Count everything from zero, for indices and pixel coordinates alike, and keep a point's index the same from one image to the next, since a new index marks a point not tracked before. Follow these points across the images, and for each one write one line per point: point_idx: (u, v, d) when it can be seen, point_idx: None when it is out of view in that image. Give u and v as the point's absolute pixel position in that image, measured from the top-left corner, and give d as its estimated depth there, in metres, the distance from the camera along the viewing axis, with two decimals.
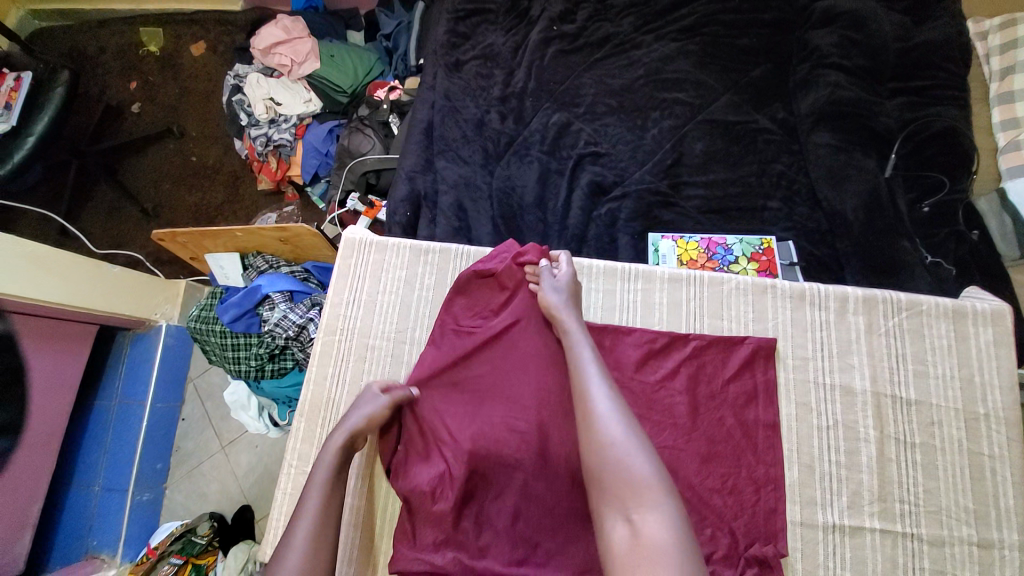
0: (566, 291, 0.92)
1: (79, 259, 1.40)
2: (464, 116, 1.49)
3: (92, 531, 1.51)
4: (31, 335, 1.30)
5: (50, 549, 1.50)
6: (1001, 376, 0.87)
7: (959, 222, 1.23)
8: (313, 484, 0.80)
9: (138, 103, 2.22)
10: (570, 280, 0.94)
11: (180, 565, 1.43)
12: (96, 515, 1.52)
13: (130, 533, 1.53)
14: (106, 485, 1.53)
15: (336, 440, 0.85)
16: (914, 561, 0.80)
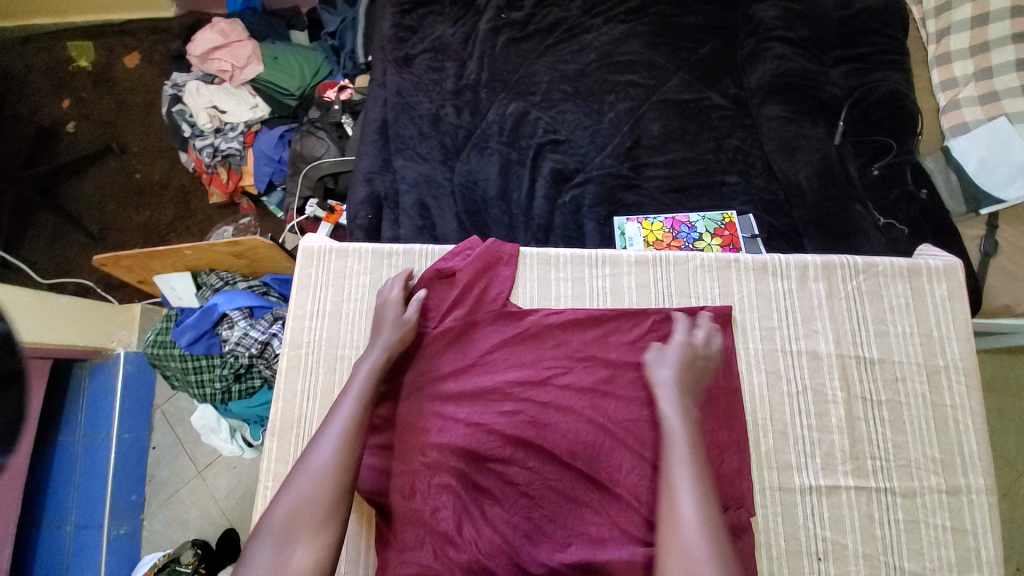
0: (674, 364, 0.83)
1: (21, 291, 1.33)
2: (419, 112, 1.45)
3: (69, 570, 1.44)
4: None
5: None
6: (957, 329, 0.91)
7: (907, 182, 1.27)
8: (346, 392, 0.81)
9: (73, 122, 2.08)
10: (682, 351, 0.85)
11: None
12: (72, 553, 1.46)
13: (110, 566, 1.48)
14: (79, 522, 1.47)
15: (376, 354, 0.87)
16: (890, 513, 0.83)
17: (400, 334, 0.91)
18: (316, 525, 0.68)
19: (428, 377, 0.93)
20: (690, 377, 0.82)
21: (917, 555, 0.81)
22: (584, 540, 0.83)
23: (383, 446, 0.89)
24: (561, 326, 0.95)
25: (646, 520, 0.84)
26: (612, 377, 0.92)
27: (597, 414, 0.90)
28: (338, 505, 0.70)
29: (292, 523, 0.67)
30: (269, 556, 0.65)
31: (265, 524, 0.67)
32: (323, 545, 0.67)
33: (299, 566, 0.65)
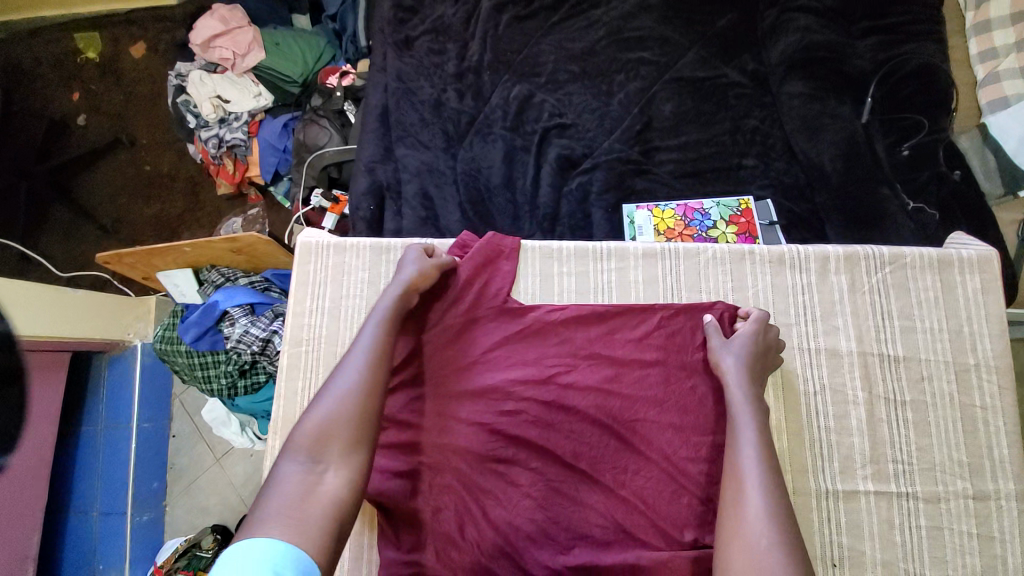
0: (743, 353, 0.82)
1: (36, 285, 1.33)
2: (420, 97, 1.40)
3: (97, 555, 1.50)
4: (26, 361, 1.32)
5: None
6: (989, 324, 0.85)
7: (940, 163, 1.18)
8: (367, 327, 0.80)
9: (84, 115, 2.09)
10: (753, 342, 0.83)
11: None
12: (98, 540, 1.51)
13: (134, 553, 1.53)
14: (103, 510, 1.51)
15: (396, 291, 0.86)
16: (912, 519, 0.79)
17: (422, 270, 0.89)
18: (345, 448, 0.67)
19: (429, 373, 0.90)
20: (758, 367, 0.82)
21: (939, 563, 0.77)
22: (588, 543, 0.81)
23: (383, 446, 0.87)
24: (564, 326, 0.91)
25: (653, 523, 0.82)
26: (618, 375, 0.88)
27: (605, 413, 0.87)
28: (366, 430, 0.69)
29: (321, 444, 0.66)
30: (297, 474, 0.63)
31: (292, 446, 0.66)
32: (353, 468, 0.66)
33: (331, 487, 0.63)
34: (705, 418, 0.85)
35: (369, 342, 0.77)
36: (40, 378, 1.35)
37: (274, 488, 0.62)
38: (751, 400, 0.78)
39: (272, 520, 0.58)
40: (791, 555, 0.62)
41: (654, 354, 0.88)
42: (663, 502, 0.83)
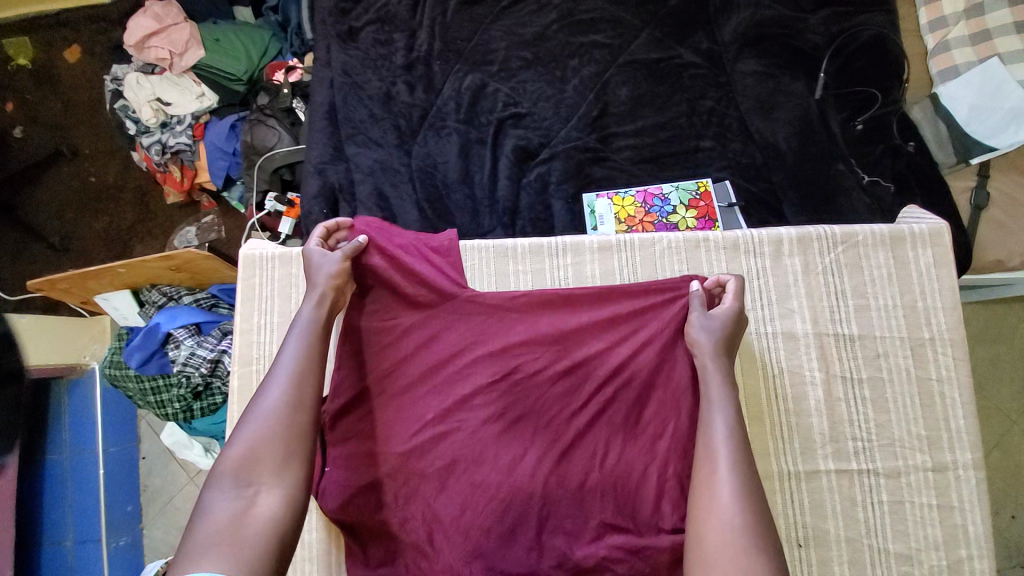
0: (714, 322, 0.79)
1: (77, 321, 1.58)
2: (368, 92, 1.34)
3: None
4: None
5: None
6: (943, 296, 0.85)
7: (893, 136, 1.19)
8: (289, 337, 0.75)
9: (21, 126, 1.95)
10: (733, 317, 0.79)
11: None
12: (74, 571, 1.43)
13: None
14: (78, 538, 1.44)
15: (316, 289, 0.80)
16: (873, 495, 0.80)
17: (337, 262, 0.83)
18: (276, 467, 0.64)
19: (385, 378, 0.87)
20: (730, 337, 0.78)
21: (901, 535, 0.79)
22: (560, 534, 0.79)
23: (344, 457, 0.84)
24: (525, 324, 0.88)
25: (622, 505, 0.80)
26: (583, 361, 0.86)
27: (572, 401, 0.85)
28: (298, 444, 0.67)
29: (248, 469, 0.63)
30: (227, 502, 0.61)
31: (216, 474, 0.63)
32: (288, 484, 0.64)
33: (264, 510, 0.61)
34: (674, 397, 0.83)
35: (293, 351, 0.73)
36: None
37: (200, 521, 0.60)
38: (725, 373, 0.74)
39: (201, 554, 0.56)
40: (757, 528, 0.60)
41: (617, 339, 0.87)
42: (632, 485, 0.80)
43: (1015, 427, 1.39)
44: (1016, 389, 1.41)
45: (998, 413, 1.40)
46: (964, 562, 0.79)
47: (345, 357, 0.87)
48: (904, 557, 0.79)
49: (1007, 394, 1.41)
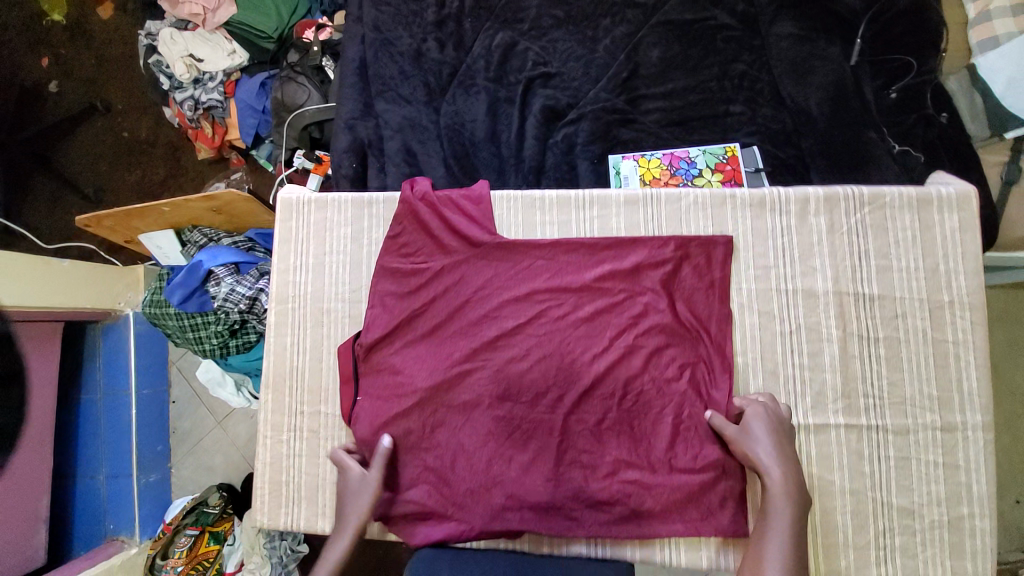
0: (779, 451, 0.77)
1: (109, 268, 1.60)
2: (399, 49, 1.35)
3: (108, 514, 1.59)
4: (31, 337, 1.36)
5: (71, 539, 1.58)
6: (967, 261, 0.84)
7: (927, 105, 1.16)
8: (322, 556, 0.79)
9: (56, 81, 2.00)
10: (777, 424, 0.79)
11: (198, 535, 1.54)
12: (107, 501, 1.59)
13: (144, 513, 1.62)
14: (110, 473, 1.59)
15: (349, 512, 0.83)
16: (881, 451, 0.82)
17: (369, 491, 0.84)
18: None
19: (413, 320, 0.92)
20: (801, 485, 0.75)
21: (905, 490, 0.82)
22: (577, 467, 0.87)
23: (377, 388, 0.90)
24: (552, 274, 0.91)
25: (635, 441, 0.86)
26: (607, 306, 0.89)
27: (593, 344, 0.89)
28: None
29: None
30: None
31: None
32: None
33: None
34: (693, 346, 0.87)
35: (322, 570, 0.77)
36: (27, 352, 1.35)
37: None
38: (793, 518, 0.72)
39: None
40: None
41: (642, 287, 0.88)
42: (648, 422, 0.86)
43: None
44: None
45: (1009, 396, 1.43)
46: (965, 519, 0.81)
47: (383, 295, 0.93)
48: (906, 511, 0.81)
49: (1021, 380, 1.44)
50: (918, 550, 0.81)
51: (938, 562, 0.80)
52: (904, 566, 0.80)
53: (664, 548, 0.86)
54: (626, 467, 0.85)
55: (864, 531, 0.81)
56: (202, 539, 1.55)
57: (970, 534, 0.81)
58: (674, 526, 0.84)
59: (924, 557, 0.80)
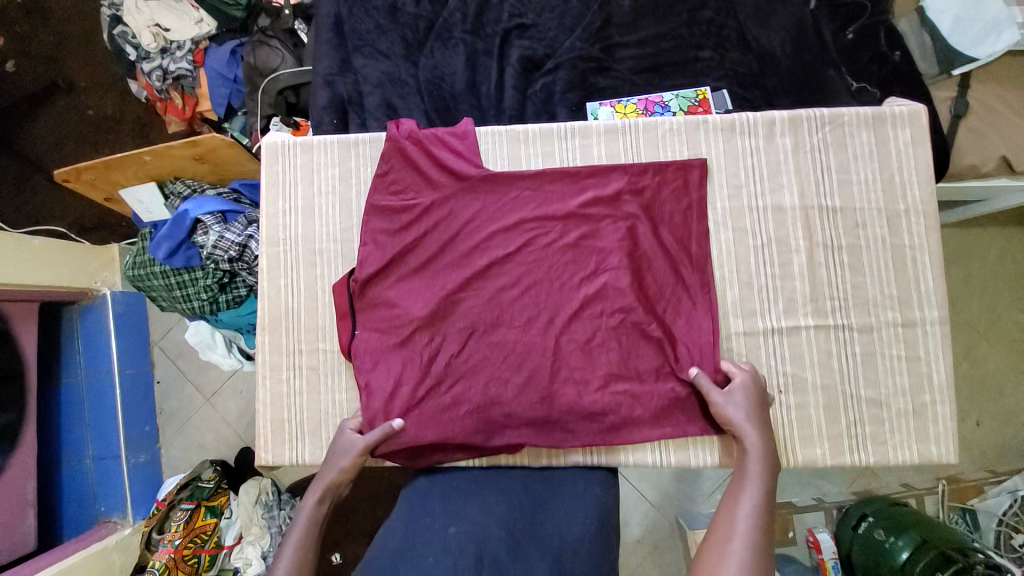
0: (755, 417, 0.82)
1: (86, 253, 1.57)
2: (374, 4, 1.34)
3: (98, 498, 1.58)
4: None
5: (60, 522, 1.57)
6: (918, 171, 0.92)
7: (881, 44, 1.22)
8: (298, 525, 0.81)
9: (12, 61, 1.87)
10: (752, 392, 0.84)
11: (193, 510, 1.47)
12: (97, 484, 1.58)
13: (135, 492, 1.60)
14: (97, 455, 1.58)
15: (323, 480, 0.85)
16: (848, 348, 0.90)
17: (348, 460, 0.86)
18: None
19: (404, 256, 0.94)
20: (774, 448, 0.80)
21: (872, 383, 0.89)
22: (571, 385, 0.91)
23: (373, 320, 0.93)
24: (539, 203, 0.94)
25: (625, 355, 0.90)
26: (592, 231, 0.93)
27: (580, 269, 0.93)
28: None
29: None
30: None
31: None
32: None
33: None
34: (675, 264, 0.92)
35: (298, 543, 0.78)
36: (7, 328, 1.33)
37: None
38: (762, 476, 0.77)
39: None
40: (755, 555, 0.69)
41: (623, 212, 0.93)
42: (635, 339, 0.91)
43: (983, 340, 1.54)
44: (984, 305, 1.54)
45: (967, 327, 1.55)
46: (928, 406, 0.89)
47: (374, 232, 0.95)
48: (874, 401, 0.89)
49: (977, 311, 1.55)
50: (887, 437, 0.89)
51: (904, 446, 0.88)
52: (875, 452, 0.88)
53: (654, 451, 0.92)
54: (615, 380, 0.90)
55: (836, 423, 0.89)
56: (198, 514, 1.48)
57: (933, 419, 0.88)
58: (660, 427, 0.90)
59: (893, 442, 0.88)
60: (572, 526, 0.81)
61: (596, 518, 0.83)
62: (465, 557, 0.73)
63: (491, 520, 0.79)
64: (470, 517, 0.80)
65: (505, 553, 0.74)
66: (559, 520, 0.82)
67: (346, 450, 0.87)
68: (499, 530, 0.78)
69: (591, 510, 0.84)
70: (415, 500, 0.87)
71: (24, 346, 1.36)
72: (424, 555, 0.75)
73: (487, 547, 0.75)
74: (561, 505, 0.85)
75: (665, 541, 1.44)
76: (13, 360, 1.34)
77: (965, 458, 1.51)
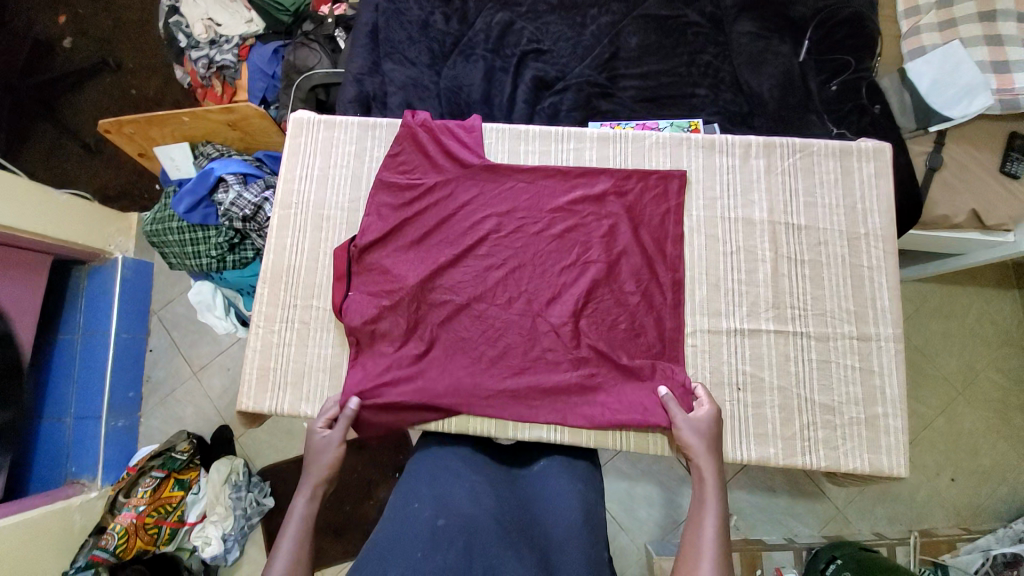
0: (710, 445, 0.85)
1: (104, 215, 1.61)
2: (408, 18, 1.49)
3: (70, 458, 1.52)
4: (9, 267, 1.32)
5: (29, 476, 1.52)
6: (880, 201, 1.01)
7: (862, 97, 1.32)
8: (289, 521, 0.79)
9: (70, 38, 1.97)
10: (713, 421, 0.88)
11: (163, 479, 1.44)
12: (72, 444, 1.53)
13: (108, 457, 1.55)
14: (78, 414, 1.53)
15: (312, 480, 0.86)
16: (805, 353, 0.96)
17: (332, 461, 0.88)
18: None
19: (404, 233, 1.02)
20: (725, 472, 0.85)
21: (827, 390, 0.95)
22: (543, 362, 0.97)
23: (366, 284, 1.00)
24: (532, 194, 1.03)
25: (597, 340, 0.96)
26: (577, 224, 1.01)
27: (563, 257, 1.00)
28: None
29: None
30: None
31: None
32: None
33: None
34: (653, 262, 0.99)
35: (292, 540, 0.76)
36: (15, 275, 1.34)
37: None
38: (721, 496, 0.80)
39: None
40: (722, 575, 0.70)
41: (607, 210, 1.01)
42: (608, 324, 0.97)
43: (961, 397, 1.55)
44: (962, 361, 1.57)
45: (945, 383, 1.56)
46: (880, 418, 0.94)
47: (380, 205, 1.03)
48: (828, 407, 0.94)
49: (954, 367, 1.57)
50: (838, 443, 0.93)
51: (856, 454, 0.93)
52: (827, 456, 0.93)
53: (617, 435, 0.95)
54: (584, 361, 0.96)
55: (790, 425, 0.94)
56: (165, 485, 1.44)
57: (886, 431, 0.93)
58: (616, 411, 0.93)
59: (844, 449, 0.93)
60: (558, 522, 0.76)
61: (582, 515, 0.78)
62: (453, 548, 0.66)
63: (482, 511, 0.72)
64: (461, 506, 0.73)
65: (496, 542, 0.67)
66: (546, 518, 0.77)
67: (327, 452, 0.89)
68: (492, 520, 0.71)
69: (576, 503, 0.80)
70: (400, 499, 0.79)
71: (29, 295, 1.38)
72: (413, 549, 0.66)
73: (478, 539, 0.68)
74: (546, 502, 0.81)
75: (626, 559, 1.43)
76: (13, 362, 1.34)
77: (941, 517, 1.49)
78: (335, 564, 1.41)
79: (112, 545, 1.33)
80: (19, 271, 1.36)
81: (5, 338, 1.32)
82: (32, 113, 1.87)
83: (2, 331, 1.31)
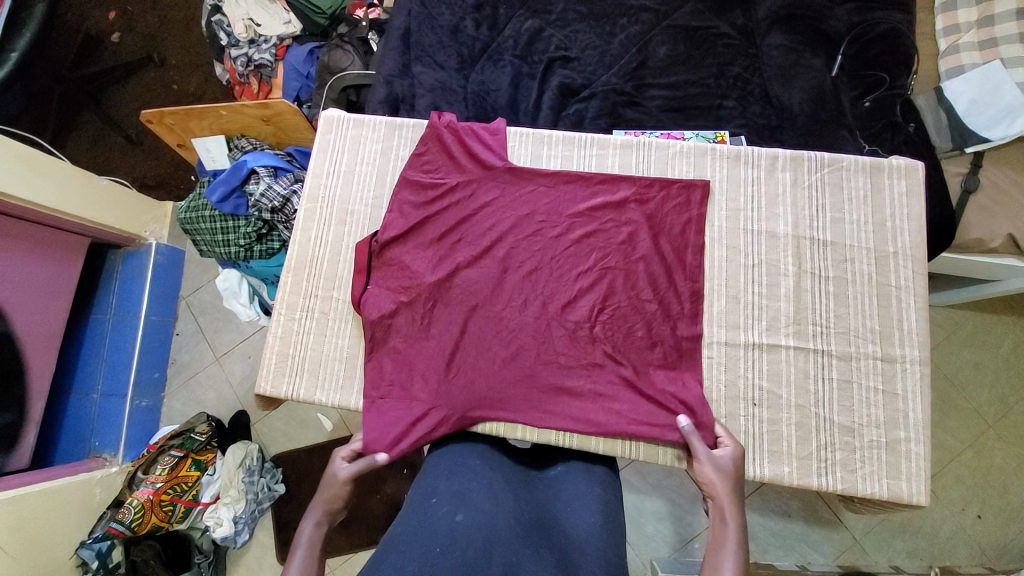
0: (725, 472, 0.83)
1: (140, 200, 1.67)
2: (439, 23, 1.52)
3: (94, 432, 1.57)
4: (54, 247, 1.39)
5: (52, 448, 1.56)
6: (910, 219, 0.98)
7: (895, 114, 1.29)
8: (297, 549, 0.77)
9: (118, 33, 2.07)
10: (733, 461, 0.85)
11: (181, 458, 1.46)
12: (96, 419, 1.58)
13: (130, 435, 1.60)
14: (104, 392, 1.58)
15: (320, 506, 0.84)
16: (825, 372, 0.94)
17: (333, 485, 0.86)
18: None
19: (429, 234, 1.04)
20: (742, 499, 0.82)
21: (847, 410, 0.92)
22: (554, 365, 0.97)
23: (385, 280, 1.02)
24: (552, 198, 1.04)
25: (611, 346, 0.96)
26: (597, 230, 1.01)
27: (581, 262, 1.00)
28: None
29: None
30: None
31: None
32: None
33: None
34: (672, 272, 0.98)
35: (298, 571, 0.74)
36: (59, 255, 1.41)
37: None
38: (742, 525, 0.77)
39: None
40: None
41: (627, 218, 1.01)
42: (623, 331, 0.97)
43: (990, 430, 1.48)
44: (993, 394, 1.50)
45: (976, 415, 1.50)
46: (901, 443, 0.91)
47: (405, 204, 1.05)
48: (847, 428, 0.92)
49: (985, 399, 1.50)
50: (856, 466, 0.91)
51: (875, 478, 0.90)
52: (844, 478, 0.90)
53: (626, 443, 0.93)
54: (596, 366, 0.96)
55: (807, 444, 0.92)
56: (183, 464, 1.46)
57: (906, 457, 0.90)
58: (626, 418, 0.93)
59: (863, 472, 0.90)
60: (576, 526, 0.74)
61: (601, 516, 0.77)
62: (470, 546, 0.64)
63: (502, 512, 0.71)
64: (480, 505, 0.72)
65: (514, 544, 0.66)
66: (564, 519, 0.76)
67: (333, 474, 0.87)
68: (511, 520, 0.70)
69: (594, 507, 0.79)
70: (417, 496, 0.79)
71: (68, 274, 1.44)
72: (434, 544, 0.65)
73: (498, 535, 0.67)
74: (564, 504, 0.80)
75: None
76: (43, 343, 1.37)
77: (964, 555, 1.42)
78: (341, 555, 1.44)
79: (129, 518, 1.36)
80: (61, 251, 1.42)
81: (45, 313, 1.37)
82: (80, 103, 1.96)
83: (43, 307, 1.37)
